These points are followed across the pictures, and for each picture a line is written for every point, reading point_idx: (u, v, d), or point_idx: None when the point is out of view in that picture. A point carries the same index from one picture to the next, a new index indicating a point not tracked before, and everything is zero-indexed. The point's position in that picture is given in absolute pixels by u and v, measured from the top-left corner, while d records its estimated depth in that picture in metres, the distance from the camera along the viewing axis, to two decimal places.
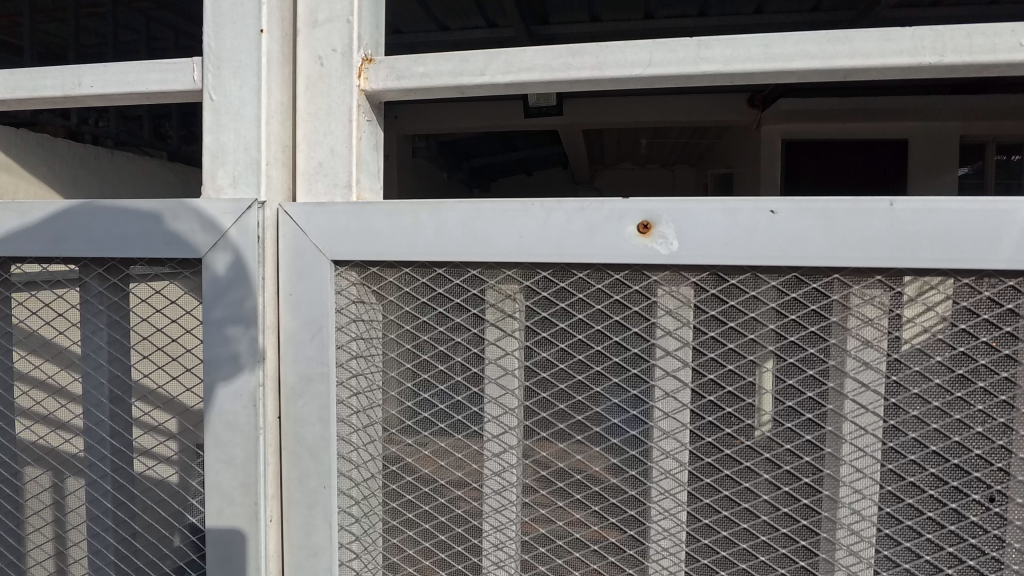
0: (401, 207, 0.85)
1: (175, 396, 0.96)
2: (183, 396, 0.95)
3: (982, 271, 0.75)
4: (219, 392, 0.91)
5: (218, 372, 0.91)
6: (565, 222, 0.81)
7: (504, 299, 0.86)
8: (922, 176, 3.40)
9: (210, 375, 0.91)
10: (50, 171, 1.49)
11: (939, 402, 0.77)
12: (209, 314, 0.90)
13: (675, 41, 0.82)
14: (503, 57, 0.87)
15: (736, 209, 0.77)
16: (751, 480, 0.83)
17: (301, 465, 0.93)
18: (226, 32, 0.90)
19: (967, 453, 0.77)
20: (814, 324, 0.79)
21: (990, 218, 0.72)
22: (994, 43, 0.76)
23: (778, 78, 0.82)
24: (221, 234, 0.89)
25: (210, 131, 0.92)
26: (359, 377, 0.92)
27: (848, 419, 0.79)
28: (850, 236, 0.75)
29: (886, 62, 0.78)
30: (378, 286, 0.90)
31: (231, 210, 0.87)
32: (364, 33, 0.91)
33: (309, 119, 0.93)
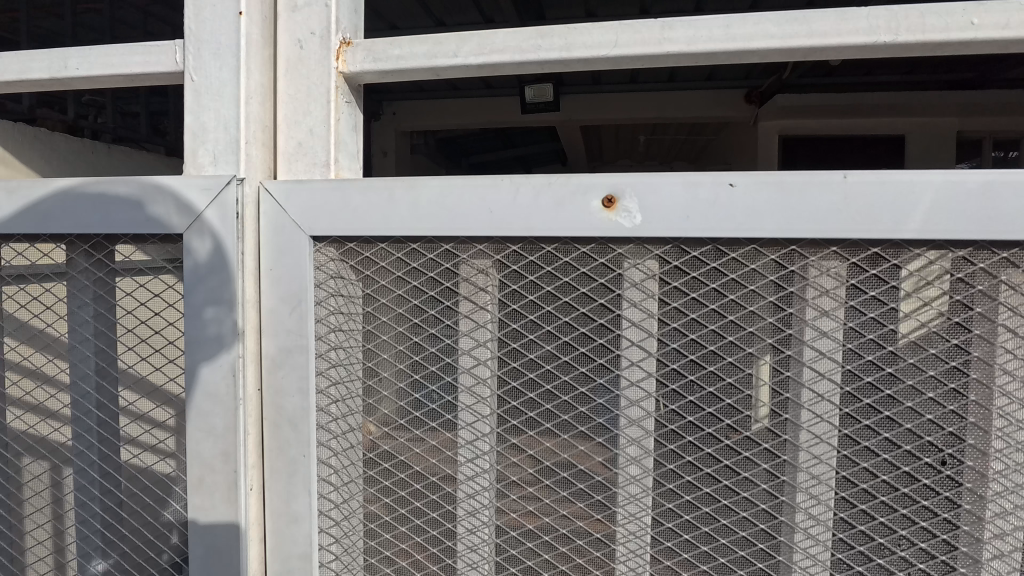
0: (377, 184, 0.88)
1: (159, 368, 0.99)
2: (167, 368, 0.99)
3: (934, 243, 0.78)
4: (200, 364, 0.94)
5: (198, 345, 0.94)
6: (533, 197, 0.84)
7: (476, 273, 0.89)
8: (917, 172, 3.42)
9: (191, 348, 0.94)
10: (42, 158, 1.52)
11: (892, 369, 0.80)
12: (189, 288, 0.93)
13: (640, 23, 0.85)
14: (475, 39, 0.90)
15: (697, 183, 0.80)
16: (713, 446, 0.86)
17: (282, 435, 0.96)
18: (206, 15, 0.93)
19: (920, 418, 0.81)
20: (772, 294, 0.82)
21: (940, 191, 0.75)
22: (946, 22, 0.79)
23: (739, 58, 0.85)
24: (200, 211, 0.91)
25: (192, 111, 0.95)
26: (338, 350, 0.95)
27: (806, 386, 0.82)
28: (806, 208, 0.78)
29: (842, 41, 0.81)
30: (355, 261, 0.93)
31: (210, 187, 0.90)
32: (342, 17, 0.94)
33: (289, 101, 0.96)
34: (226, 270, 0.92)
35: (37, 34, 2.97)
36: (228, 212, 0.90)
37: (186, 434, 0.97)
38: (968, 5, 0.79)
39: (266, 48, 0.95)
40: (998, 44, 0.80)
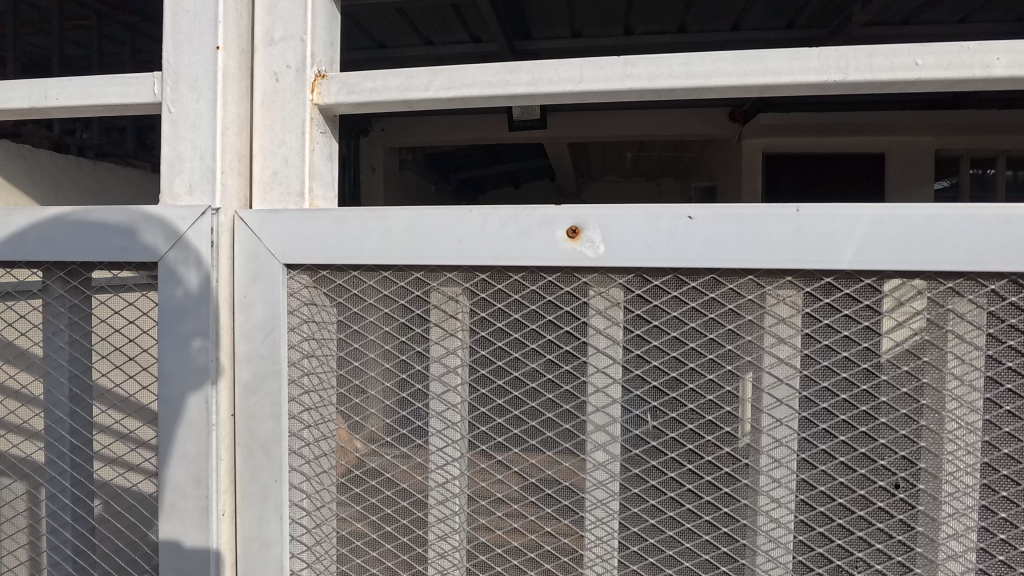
0: (349, 214, 0.90)
1: (132, 394, 0.99)
2: (139, 394, 0.99)
3: (884, 272, 0.81)
4: (173, 391, 0.95)
5: (171, 371, 0.95)
6: (500, 227, 0.87)
7: (446, 300, 0.91)
8: (899, 190, 3.53)
9: (165, 375, 0.95)
10: (30, 179, 1.53)
11: (846, 395, 0.83)
12: (163, 314, 0.95)
13: (605, 60, 0.89)
14: (446, 74, 0.93)
15: (656, 215, 0.83)
16: (676, 470, 0.88)
17: (254, 460, 0.97)
18: (184, 49, 0.95)
19: (873, 442, 0.83)
20: (731, 322, 0.85)
21: (886, 223, 0.78)
22: (893, 62, 0.83)
23: (699, 94, 0.89)
24: (176, 239, 0.93)
25: (168, 141, 0.96)
26: (310, 375, 0.97)
27: (765, 412, 0.85)
28: (761, 240, 0.81)
29: (796, 79, 0.85)
30: (328, 288, 0.95)
31: (186, 216, 0.92)
32: (317, 51, 0.97)
33: (265, 131, 0.98)
34: (199, 297, 0.93)
35: (25, 50, 2.98)
36: (202, 240, 0.92)
37: (157, 459, 0.98)
38: (912, 46, 0.83)
39: (243, 80, 0.98)
40: (942, 83, 0.84)
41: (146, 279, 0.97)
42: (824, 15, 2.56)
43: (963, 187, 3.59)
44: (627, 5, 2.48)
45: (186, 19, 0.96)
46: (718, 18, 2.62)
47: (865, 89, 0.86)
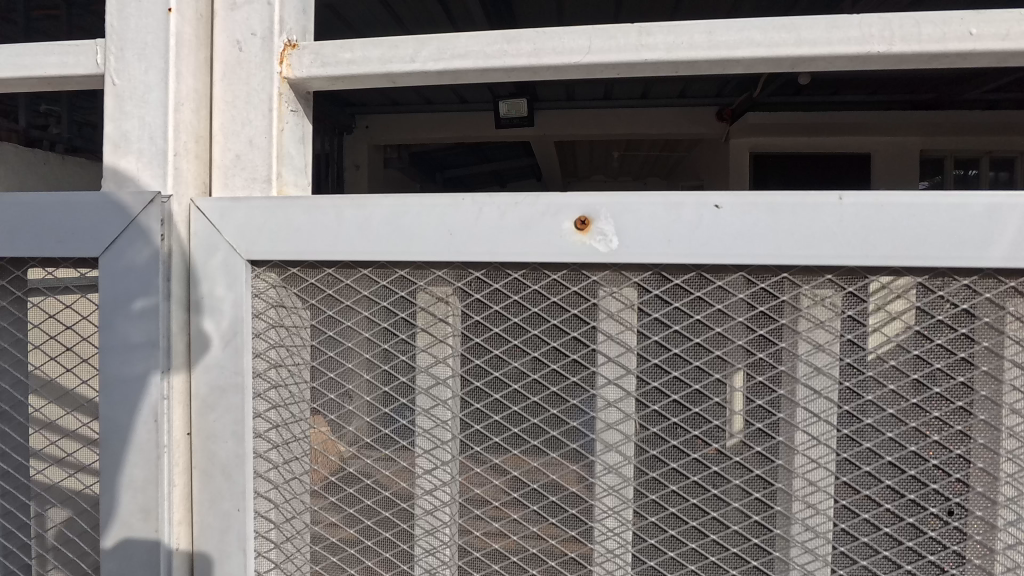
0: (322, 202, 0.78)
1: (69, 412, 0.87)
2: (77, 413, 0.86)
3: (937, 269, 0.71)
4: (114, 406, 0.82)
5: (113, 384, 0.82)
6: (498, 217, 0.75)
7: (435, 302, 0.80)
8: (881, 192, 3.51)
9: (107, 389, 0.82)
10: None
11: (894, 410, 0.73)
12: (102, 318, 0.81)
13: (616, 28, 0.78)
14: (434, 43, 0.81)
15: (678, 204, 0.72)
16: (699, 496, 0.77)
17: (213, 486, 0.85)
18: (131, 11, 0.83)
19: (924, 464, 0.73)
20: (763, 327, 0.75)
21: (942, 214, 0.68)
22: (943, 32, 0.73)
23: (722, 68, 0.78)
24: (119, 231, 0.80)
25: (112, 118, 0.84)
26: (279, 389, 0.85)
27: (799, 429, 0.74)
28: (797, 232, 0.71)
29: (834, 50, 0.75)
30: (299, 288, 0.83)
31: (130, 205, 0.79)
32: (286, 17, 0.85)
33: (227, 108, 0.85)
34: (147, 299, 0.80)
35: None
36: (149, 233, 0.79)
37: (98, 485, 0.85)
38: (966, 13, 0.73)
39: (201, 49, 0.85)
40: (998, 56, 0.74)
41: (83, 278, 0.84)
42: None
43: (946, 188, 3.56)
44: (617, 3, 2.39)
45: None
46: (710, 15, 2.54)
47: (910, 63, 0.76)
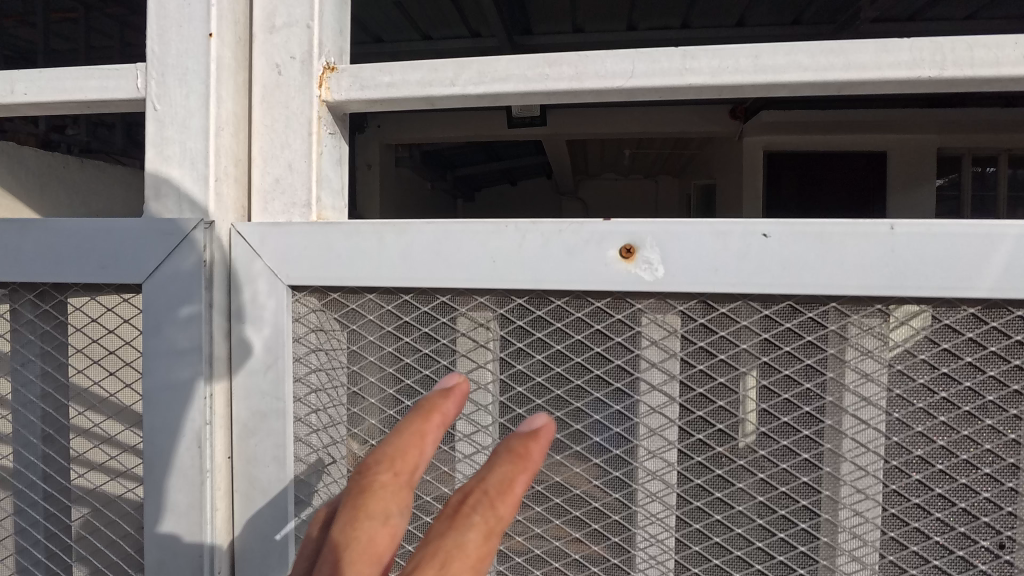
0: (363, 229, 0.78)
1: (113, 435, 0.88)
2: (121, 436, 0.87)
3: (990, 300, 0.69)
4: (158, 431, 0.83)
5: (158, 409, 0.83)
6: (541, 245, 0.75)
7: (476, 327, 0.80)
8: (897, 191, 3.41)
9: (152, 414, 0.83)
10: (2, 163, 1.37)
11: (944, 441, 0.72)
12: (145, 343, 0.82)
13: (660, 52, 0.77)
14: (475, 67, 0.81)
15: (725, 232, 0.71)
16: (744, 525, 0.76)
17: (254, 510, 0.85)
18: (172, 36, 0.83)
19: (975, 496, 0.72)
20: (810, 357, 0.74)
21: (996, 244, 0.67)
22: (996, 56, 0.72)
23: (768, 91, 0.77)
24: (163, 258, 0.81)
25: (154, 143, 0.84)
26: (320, 413, 0.85)
27: (846, 459, 0.73)
28: (847, 263, 0.70)
29: (883, 75, 0.73)
30: (340, 313, 0.83)
31: (174, 232, 0.80)
32: (325, 40, 0.84)
33: (265, 132, 0.85)
34: (189, 327, 0.81)
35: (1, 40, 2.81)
36: (192, 260, 0.80)
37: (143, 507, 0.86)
38: (1020, 38, 0.71)
39: (239, 73, 0.85)
40: None
41: (127, 305, 0.85)
42: (831, 12, 2.45)
43: (965, 186, 3.47)
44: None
45: (173, 3, 0.83)
46: (724, 14, 2.51)
47: (961, 87, 0.74)
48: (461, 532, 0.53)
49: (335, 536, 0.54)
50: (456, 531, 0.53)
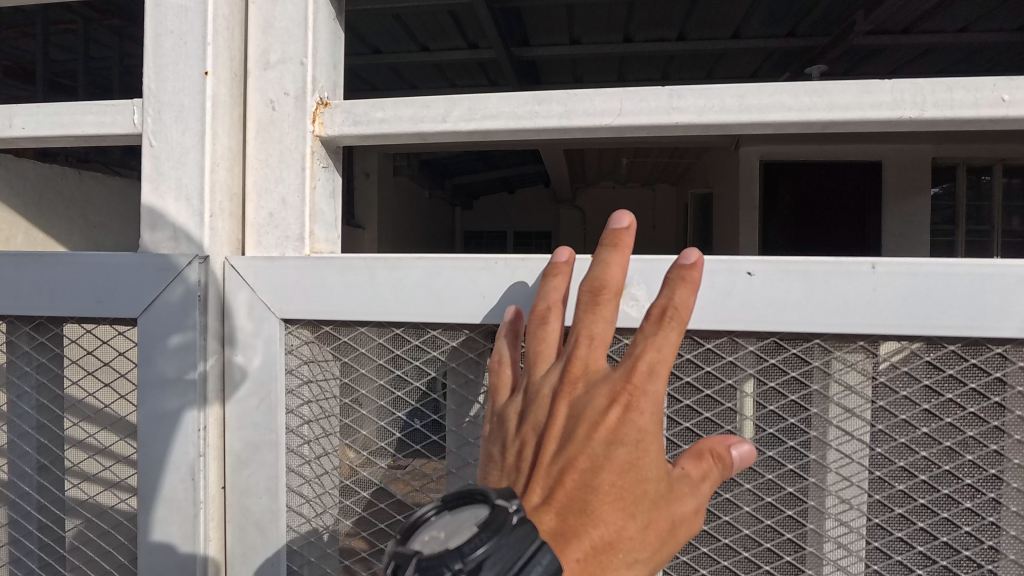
0: (355, 263, 0.79)
1: (107, 467, 0.89)
2: (116, 467, 0.88)
3: (970, 338, 0.71)
4: (152, 463, 0.84)
5: (153, 440, 0.83)
6: (530, 282, 0.76)
7: (467, 361, 0.81)
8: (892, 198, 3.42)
9: (148, 445, 0.84)
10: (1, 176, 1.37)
11: (926, 476, 0.73)
12: (141, 373, 0.83)
13: (647, 91, 0.78)
14: (466, 104, 0.82)
15: (711, 270, 0.72)
16: (731, 558, 0.78)
17: (246, 540, 0.85)
18: (168, 74, 0.84)
19: (957, 530, 0.73)
20: (794, 392, 0.75)
21: (976, 284, 0.68)
22: (975, 98, 0.73)
23: (753, 130, 0.78)
24: (160, 290, 0.81)
25: (150, 179, 0.85)
26: (312, 444, 0.86)
27: (831, 493, 0.74)
28: (829, 301, 0.71)
29: (865, 115, 0.75)
30: (333, 345, 0.85)
31: (171, 266, 0.81)
32: (319, 76, 0.86)
33: (260, 166, 0.87)
34: (183, 360, 0.82)
35: None
36: (188, 292, 0.81)
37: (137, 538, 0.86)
38: (998, 80, 0.73)
39: (234, 108, 0.87)
40: None
41: (122, 337, 0.86)
42: (824, 23, 2.48)
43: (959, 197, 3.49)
44: (626, 11, 2.39)
45: (169, 40, 0.84)
46: (719, 26, 2.53)
47: (942, 126, 0.76)
48: (665, 330, 0.63)
49: (586, 329, 0.66)
50: (664, 329, 0.63)
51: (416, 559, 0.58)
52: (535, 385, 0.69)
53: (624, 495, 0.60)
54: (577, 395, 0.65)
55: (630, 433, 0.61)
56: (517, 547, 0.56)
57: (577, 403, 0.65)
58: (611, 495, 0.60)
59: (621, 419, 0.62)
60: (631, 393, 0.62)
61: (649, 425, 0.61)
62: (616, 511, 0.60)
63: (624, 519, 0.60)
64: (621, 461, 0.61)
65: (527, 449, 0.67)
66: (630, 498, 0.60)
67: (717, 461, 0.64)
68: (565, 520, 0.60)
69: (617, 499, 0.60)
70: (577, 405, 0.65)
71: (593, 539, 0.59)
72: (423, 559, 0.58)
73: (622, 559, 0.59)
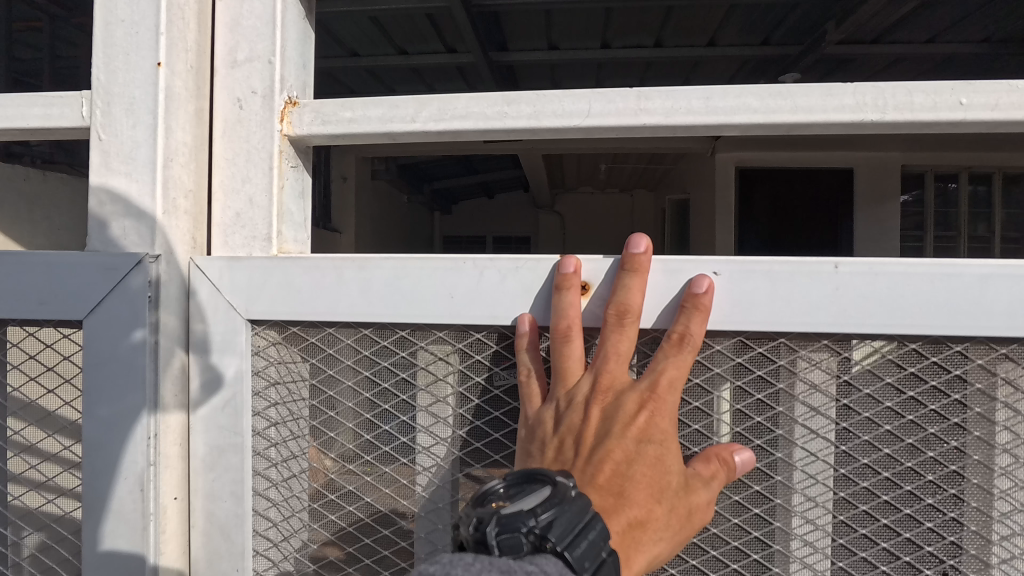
0: (323, 263, 0.78)
1: (50, 478, 0.87)
2: (59, 478, 0.87)
3: (930, 337, 0.72)
4: (98, 469, 0.81)
5: (99, 446, 0.80)
6: (498, 282, 0.76)
7: (436, 361, 0.81)
8: (868, 206, 3.44)
9: (92, 452, 0.81)
10: None
11: (889, 473, 0.74)
12: (88, 374, 0.80)
13: (616, 92, 0.79)
14: (435, 104, 0.82)
15: (679, 270, 0.74)
16: (699, 557, 0.79)
17: (211, 545, 0.84)
18: (119, 65, 0.82)
19: (919, 526, 0.75)
20: (760, 391, 0.76)
21: (936, 284, 0.69)
22: (935, 101, 0.74)
23: (720, 132, 0.79)
24: (109, 289, 0.79)
25: (98, 173, 0.83)
26: (279, 447, 0.85)
27: (797, 491, 0.76)
28: (793, 300, 0.72)
29: (828, 118, 0.76)
30: (299, 346, 0.84)
31: (120, 264, 0.78)
32: (287, 74, 0.85)
33: (227, 165, 0.85)
34: (131, 359, 0.79)
35: None
36: (138, 290, 0.78)
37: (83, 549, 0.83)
38: (956, 84, 0.74)
39: (195, 102, 0.85)
40: (987, 125, 0.75)
41: (67, 340, 0.84)
42: (795, 33, 2.53)
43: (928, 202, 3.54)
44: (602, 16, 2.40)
45: (120, 29, 0.83)
46: (693, 33, 2.56)
47: (903, 129, 0.77)
48: (683, 353, 0.71)
49: (613, 346, 0.71)
50: (684, 353, 0.71)
51: (497, 515, 0.60)
52: (566, 392, 0.73)
53: (655, 484, 0.67)
54: (605, 402, 0.71)
55: (657, 434, 0.69)
56: (579, 512, 0.60)
57: (607, 408, 0.71)
58: (642, 484, 0.67)
59: (649, 421, 0.69)
60: (656, 400, 0.70)
61: (670, 428, 0.70)
62: (647, 497, 0.67)
63: (653, 504, 0.67)
64: (651, 455, 0.68)
65: (563, 446, 0.71)
66: (657, 488, 0.67)
67: (725, 464, 0.70)
68: (605, 501, 0.66)
69: (648, 487, 0.67)
70: (609, 408, 0.71)
71: (629, 517, 0.66)
72: (502, 515, 0.60)
73: (650, 537, 0.66)
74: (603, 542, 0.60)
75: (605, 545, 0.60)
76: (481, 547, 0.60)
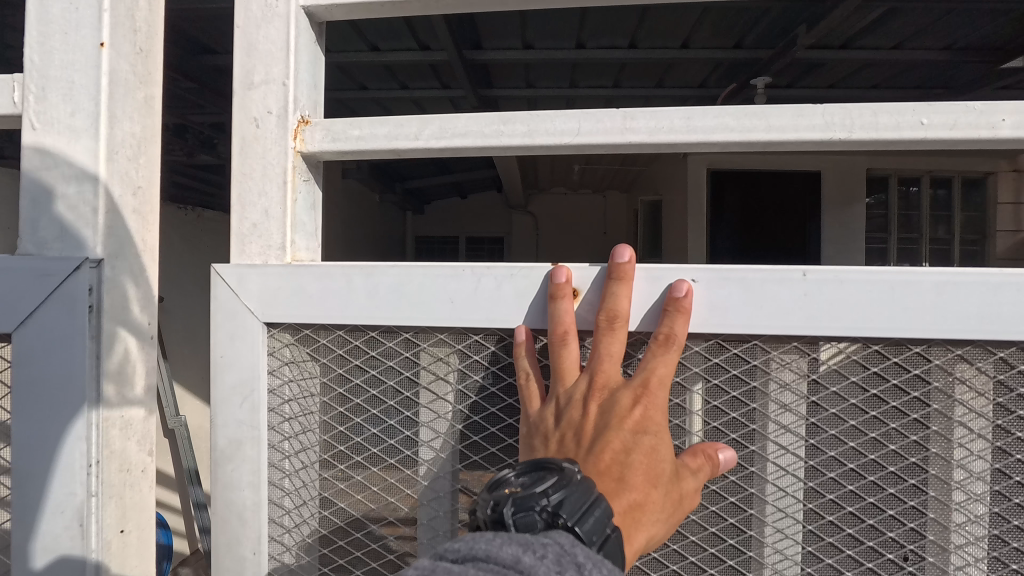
0: (333, 271, 0.85)
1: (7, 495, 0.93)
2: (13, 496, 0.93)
3: (893, 340, 0.78)
4: (36, 466, 0.87)
5: (39, 444, 0.87)
6: (495, 287, 0.82)
7: (436, 361, 0.87)
8: (834, 210, 3.62)
9: (29, 452, 0.87)
10: None
11: (854, 464, 0.80)
12: (17, 388, 0.87)
13: (603, 113, 0.85)
14: (436, 123, 0.88)
15: (661, 277, 0.80)
16: (680, 542, 0.85)
17: (231, 531, 0.90)
18: (55, 43, 0.88)
19: (882, 514, 0.80)
20: (736, 389, 0.82)
21: (896, 291, 0.75)
22: (898, 121, 0.80)
23: (701, 149, 0.86)
24: (47, 294, 0.85)
25: (32, 158, 0.89)
26: (292, 440, 0.92)
27: (770, 481, 0.82)
28: (766, 305, 0.78)
29: (800, 136, 0.82)
30: (311, 347, 0.91)
31: (60, 270, 0.85)
32: (300, 95, 0.92)
33: (243, 180, 0.92)
34: (67, 360, 0.86)
35: None
36: (77, 295, 0.85)
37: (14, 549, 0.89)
38: (918, 105, 0.80)
39: (138, 89, 0.93)
40: (947, 142, 0.81)
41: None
42: (772, 35, 2.58)
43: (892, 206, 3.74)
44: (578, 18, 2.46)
45: (57, 7, 0.89)
46: (670, 35, 2.62)
47: (870, 147, 0.83)
48: (668, 352, 0.77)
49: (605, 347, 0.78)
50: (669, 351, 0.77)
51: (511, 497, 0.66)
52: (564, 390, 0.79)
53: (651, 470, 0.73)
54: (601, 398, 0.77)
55: (651, 426, 0.75)
56: (585, 493, 0.66)
57: (603, 403, 0.77)
58: (641, 470, 0.73)
59: (643, 413, 0.75)
60: (648, 396, 0.76)
61: (661, 421, 0.76)
62: (644, 482, 0.72)
63: (650, 489, 0.72)
64: (647, 444, 0.74)
65: (563, 439, 0.76)
66: (653, 474, 0.73)
67: (709, 460, 0.76)
68: (607, 486, 0.71)
69: (645, 473, 0.73)
70: (605, 404, 0.77)
71: (630, 500, 0.70)
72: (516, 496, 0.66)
73: (648, 519, 0.71)
74: (609, 519, 0.66)
75: (609, 522, 0.66)
76: (498, 525, 0.66)
